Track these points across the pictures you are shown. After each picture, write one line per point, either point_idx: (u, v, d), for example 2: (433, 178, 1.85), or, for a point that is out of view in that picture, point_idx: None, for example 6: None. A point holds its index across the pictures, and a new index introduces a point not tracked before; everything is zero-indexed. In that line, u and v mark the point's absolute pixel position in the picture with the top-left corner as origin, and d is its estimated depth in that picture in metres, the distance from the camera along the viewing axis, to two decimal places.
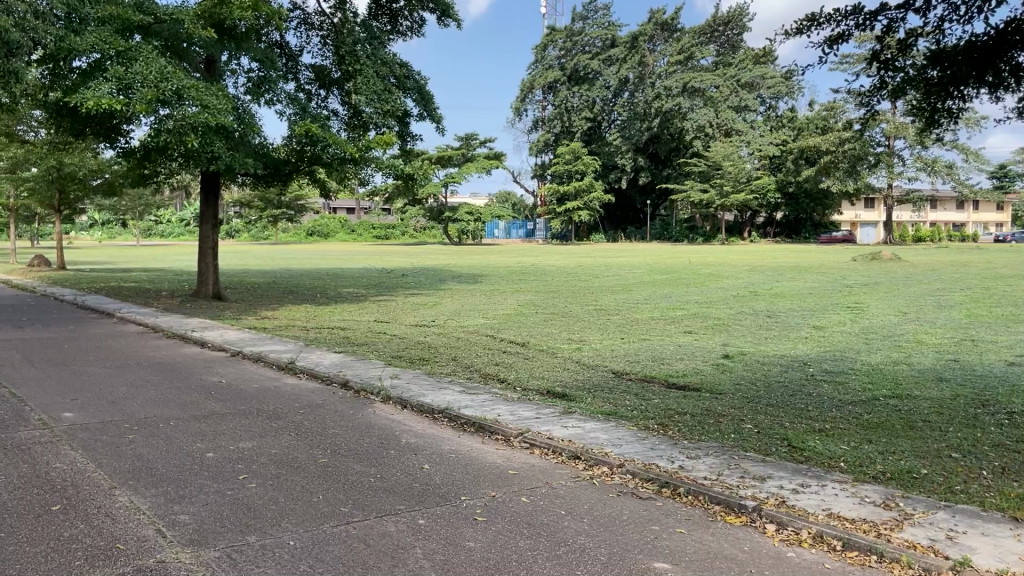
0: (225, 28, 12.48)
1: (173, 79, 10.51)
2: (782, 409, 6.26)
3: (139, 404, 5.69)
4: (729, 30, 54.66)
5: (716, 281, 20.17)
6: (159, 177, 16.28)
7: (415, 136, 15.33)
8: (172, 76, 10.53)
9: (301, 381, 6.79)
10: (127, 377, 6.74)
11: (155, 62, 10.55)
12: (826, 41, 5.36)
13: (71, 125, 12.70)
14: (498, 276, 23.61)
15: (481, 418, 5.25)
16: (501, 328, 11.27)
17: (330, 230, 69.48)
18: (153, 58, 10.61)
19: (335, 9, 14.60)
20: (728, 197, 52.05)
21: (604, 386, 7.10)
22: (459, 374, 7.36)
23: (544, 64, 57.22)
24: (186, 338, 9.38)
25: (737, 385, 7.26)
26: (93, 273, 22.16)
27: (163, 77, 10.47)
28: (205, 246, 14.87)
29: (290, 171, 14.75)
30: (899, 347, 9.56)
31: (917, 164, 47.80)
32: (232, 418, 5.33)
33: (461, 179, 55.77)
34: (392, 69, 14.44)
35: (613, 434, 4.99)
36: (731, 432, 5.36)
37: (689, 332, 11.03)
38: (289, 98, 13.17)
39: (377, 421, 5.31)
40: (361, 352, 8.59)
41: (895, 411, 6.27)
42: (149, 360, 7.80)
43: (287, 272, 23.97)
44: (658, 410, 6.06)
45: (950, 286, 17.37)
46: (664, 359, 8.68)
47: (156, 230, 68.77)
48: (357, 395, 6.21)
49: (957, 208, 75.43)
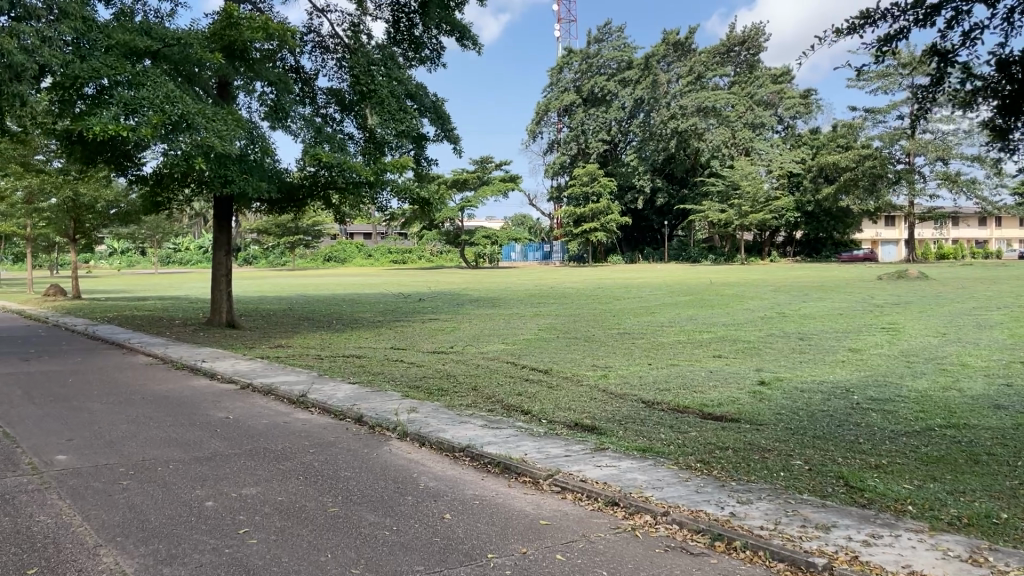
0: (236, 52, 12.28)
1: (180, 103, 10.26)
2: (832, 443, 5.78)
3: (140, 445, 5.30)
4: (745, 51, 54.55)
5: (741, 302, 19.62)
6: (172, 204, 16.01)
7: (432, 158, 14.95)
8: (178, 99, 10.28)
9: (313, 416, 6.37)
10: (127, 414, 6.35)
11: (163, 86, 10.31)
12: (881, 41, 4.87)
13: (84, 154, 12.45)
14: (517, 299, 23.16)
15: (507, 457, 4.82)
16: (523, 354, 10.84)
17: (347, 255, 69.49)
18: (160, 83, 10.37)
19: (350, 33, 14.43)
20: (747, 217, 51.23)
21: (635, 418, 6.63)
22: (480, 407, 6.92)
23: (560, 87, 57.04)
24: (196, 369, 9.03)
25: (778, 415, 6.77)
26: (111, 303, 21.96)
27: (169, 101, 10.22)
28: (219, 273, 14.46)
29: (305, 196, 14.48)
30: (944, 370, 9.04)
31: (940, 180, 46.98)
32: (237, 459, 4.93)
33: (478, 203, 55.62)
34: (408, 89, 14.09)
35: (652, 474, 4.54)
36: (779, 470, 4.91)
37: (719, 356, 10.57)
38: (306, 122, 12.88)
39: (393, 461, 4.90)
40: (378, 382, 8.16)
41: (955, 443, 5.77)
42: (155, 394, 7.40)
43: (303, 298, 23.69)
44: (696, 445, 5.60)
45: (986, 304, 16.74)
46: (696, 387, 8.19)
47: (175, 257, 69.03)
48: (372, 431, 5.79)
49: (979, 225, 74.49)
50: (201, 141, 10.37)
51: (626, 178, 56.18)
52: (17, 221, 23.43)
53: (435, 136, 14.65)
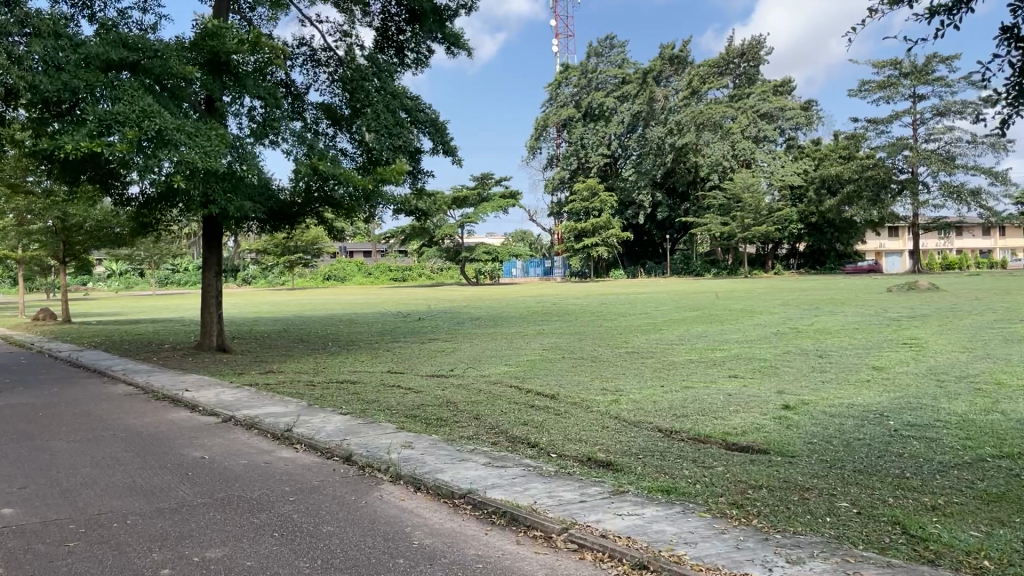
0: (221, 66, 11.77)
1: (157, 117, 9.69)
2: (876, 478, 5.17)
3: (98, 495, 4.70)
4: (744, 63, 53.96)
5: (752, 316, 18.97)
6: (160, 225, 15.46)
7: (428, 171, 14.32)
8: (156, 114, 9.70)
9: (297, 454, 5.75)
10: (92, 456, 5.74)
11: (139, 100, 9.74)
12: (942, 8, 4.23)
13: (66, 174, 11.88)
14: (519, 316, 22.57)
15: (513, 506, 4.20)
16: (527, 377, 10.25)
17: (347, 274, 69.07)
18: (138, 97, 9.79)
19: (340, 43, 13.96)
20: (751, 230, 50.82)
21: (653, 450, 6.02)
22: (483, 440, 6.29)
23: (559, 102, 56.88)
24: (177, 399, 8.43)
25: (810, 444, 6.19)
26: (103, 327, 21.43)
27: (146, 116, 9.63)
28: (209, 295, 13.92)
29: (297, 214, 13.88)
30: (978, 390, 8.44)
31: (944, 191, 46.51)
32: (206, 510, 4.34)
33: (477, 220, 55.20)
34: (401, 101, 13.48)
35: (683, 526, 3.93)
36: (824, 515, 4.30)
37: (735, 376, 9.99)
38: (297, 137, 12.28)
39: (383, 512, 4.28)
40: (371, 412, 7.54)
41: (1014, 476, 5.15)
42: (128, 430, 6.80)
43: (301, 319, 23.02)
44: (724, 483, 4.99)
45: (1005, 316, 16.11)
46: (716, 413, 7.55)
47: (174, 278, 68.57)
48: (362, 472, 5.18)
49: (983, 234, 73.91)
50: (180, 157, 9.79)
51: (628, 192, 54.60)
52: (7, 244, 22.90)
53: (433, 149, 14.06)
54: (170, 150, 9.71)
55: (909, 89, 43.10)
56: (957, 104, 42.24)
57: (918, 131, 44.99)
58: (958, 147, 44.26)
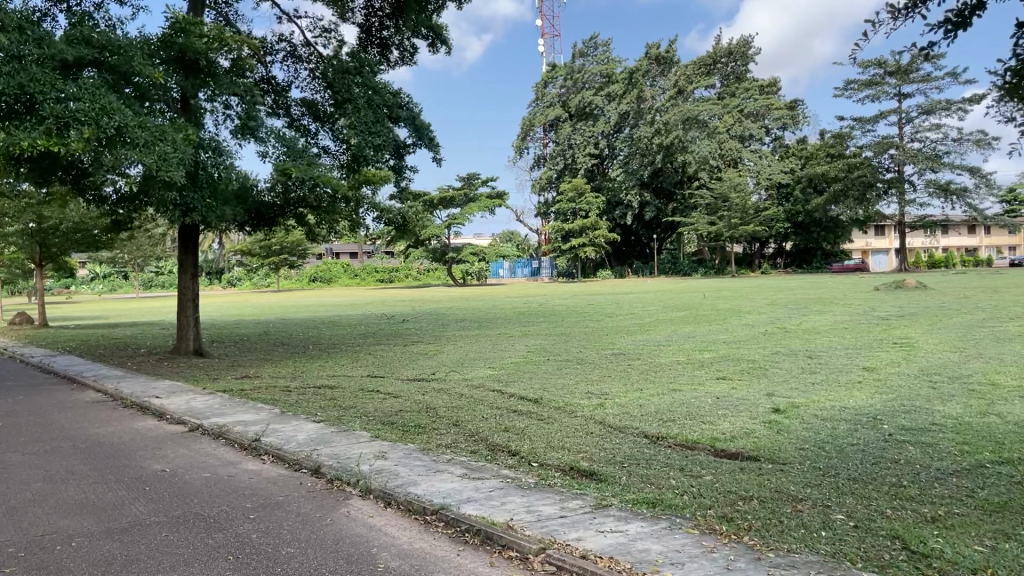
0: (194, 64, 11.42)
1: (116, 115, 9.32)
2: (873, 488, 4.92)
3: (44, 514, 4.37)
4: (732, 62, 53.79)
5: (739, 316, 18.75)
6: (137, 225, 15.08)
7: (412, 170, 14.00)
8: (116, 112, 9.33)
9: (263, 467, 5.46)
10: (47, 469, 5.43)
11: (100, 98, 9.37)
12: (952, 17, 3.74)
13: (36, 175, 11.51)
14: (505, 317, 22.29)
15: (488, 523, 3.92)
16: (510, 380, 9.97)
17: (333, 275, 68.54)
18: (99, 94, 9.43)
19: (322, 40, 13.67)
20: (738, 229, 50.72)
21: (638, 459, 5.75)
22: (462, 449, 6.00)
23: (545, 102, 56.73)
24: (145, 407, 8.10)
25: (802, 450, 5.94)
26: (79, 331, 21.01)
27: (106, 113, 9.26)
28: (186, 299, 13.57)
29: (277, 215, 13.53)
30: (971, 391, 8.23)
31: (930, 188, 46.54)
32: (157, 530, 4.04)
33: (464, 220, 54.89)
34: (381, 98, 13.20)
35: (669, 545, 3.66)
36: (820, 529, 4.05)
37: (723, 378, 9.74)
38: (277, 135, 11.98)
39: (348, 531, 4.00)
40: (346, 419, 7.26)
41: (1016, 484, 4.90)
42: (88, 440, 6.48)
43: (285, 321, 22.72)
44: (713, 495, 4.72)
45: (994, 314, 15.95)
46: (703, 417, 7.30)
47: (158, 280, 67.91)
48: (331, 486, 4.89)
49: (969, 233, 74.25)
50: (141, 157, 9.45)
51: (614, 193, 55.60)
52: None
53: (414, 145, 13.77)
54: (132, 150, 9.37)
55: (894, 88, 43.18)
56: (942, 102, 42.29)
57: (904, 130, 44.99)
58: (944, 145, 44.29)
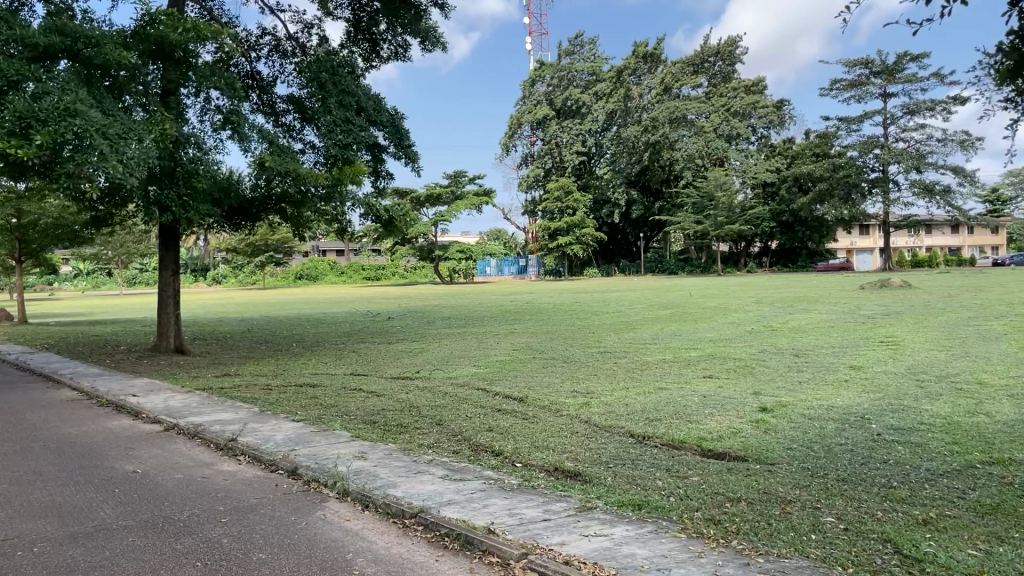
0: (175, 57, 11.13)
1: (79, 117, 8.82)
2: (862, 489, 4.83)
3: (8, 518, 4.21)
4: (719, 62, 53.78)
5: (725, 315, 18.64)
6: (117, 220, 14.82)
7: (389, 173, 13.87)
8: (78, 113, 8.83)
9: (239, 467, 5.31)
10: (15, 470, 5.24)
11: (68, 94, 8.98)
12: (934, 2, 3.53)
13: (10, 167, 11.20)
14: (491, 315, 22.14)
15: (468, 527, 3.79)
16: (494, 379, 9.81)
17: (318, 272, 68.10)
18: (69, 90, 9.06)
19: (309, 34, 13.46)
20: (724, 228, 50.82)
21: (624, 458, 5.65)
22: (444, 450, 5.85)
23: (532, 100, 56.59)
24: (121, 406, 7.90)
25: (790, 450, 5.85)
26: (58, 328, 20.72)
27: (67, 115, 8.77)
28: (167, 296, 13.34)
29: (258, 212, 13.27)
30: (959, 390, 8.17)
31: (915, 188, 46.74)
32: (124, 535, 3.88)
33: (451, 218, 54.68)
34: (361, 101, 13.05)
35: (655, 549, 3.54)
36: (810, 532, 3.94)
37: (709, 376, 9.64)
38: (261, 133, 11.76)
39: (324, 535, 3.86)
40: (326, 418, 7.10)
41: (1007, 485, 4.82)
42: (61, 440, 6.30)
43: (267, 319, 22.46)
44: (701, 496, 4.60)
45: (980, 313, 15.95)
46: (690, 416, 7.19)
47: (141, 278, 67.28)
48: (307, 488, 4.75)
49: (952, 233, 74.83)
50: (105, 160, 8.96)
51: (601, 191, 55.49)
52: None
53: (391, 152, 13.62)
54: (99, 154, 8.93)
55: (879, 88, 43.30)
56: (927, 102, 42.48)
57: (890, 130, 45.17)
58: (929, 145, 44.51)
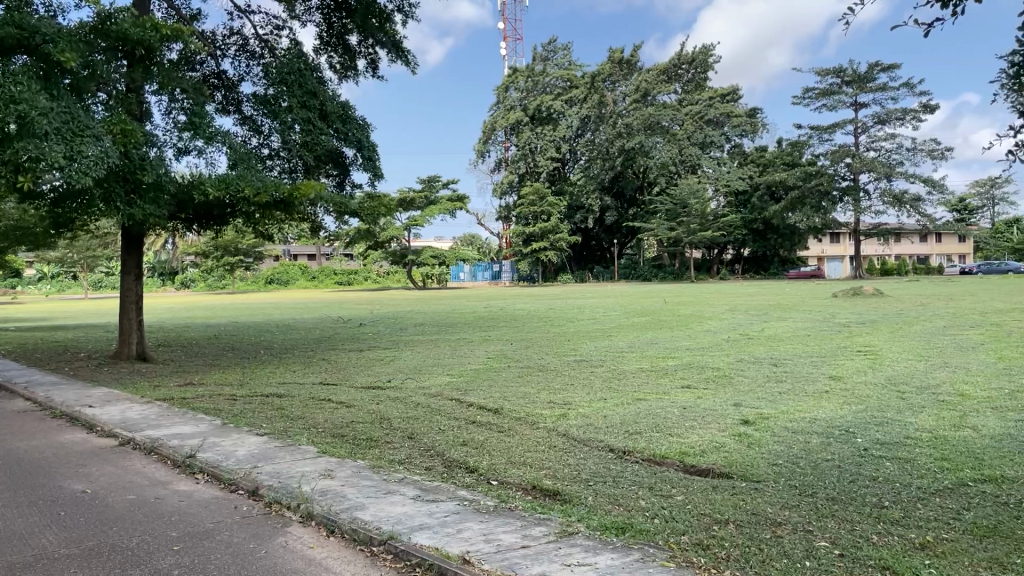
0: (139, 55, 10.73)
1: (23, 105, 8.33)
2: (855, 510, 4.60)
3: None
4: (693, 70, 53.99)
5: (700, 323, 18.49)
6: (77, 224, 14.35)
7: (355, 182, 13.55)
8: (23, 103, 8.34)
9: (197, 487, 4.99)
10: None
11: (17, 85, 8.51)
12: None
13: None
14: (465, 321, 21.81)
15: (440, 556, 3.51)
16: (469, 389, 9.52)
17: (290, 277, 67.23)
18: (21, 83, 8.61)
19: (278, 37, 13.11)
20: (697, 234, 51.25)
21: (605, 475, 5.40)
22: (416, 466, 5.56)
23: (505, 105, 56.29)
24: (76, 419, 7.51)
25: (776, 467, 5.62)
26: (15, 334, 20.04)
27: (13, 104, 8.29)
28: (128, 301, 12.86)
29: (220, 217, 12.85)
30: (942, 402, 8.03)
31: (885, 198, 47.16)
32: (65, 565, 3.55)
33: (424, 223, 54.23)
34: (326, 105, 12.70)
35: None
36: (802, 558, 3.71)
37: (688, 387, 9.43)
38: (225, 137, 11.37)
39: (281, 566, 3.56)
40: (293, 432, 6.76)
41: (1002, 505, 4.63)
42: (9, 456, 5.92)
43: (234, 325, 21.88)
44: (687, 519, 4.36)
45: (955, 323, 15.93)
46: (671, 429, 6.96)
47: (107, 281, 65.89)
48: (269, 510, 4.44)
49: (920, 241, 75.84)
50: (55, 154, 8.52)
51: (575, 197, 55.39)
52: None
53: (354, 164, 13.32)
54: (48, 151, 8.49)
55: (851, 97, 43.66)
56: (897, 112, 42.96)
57: (861, 139, 45.60)
58: (899, 155, 44.99)
